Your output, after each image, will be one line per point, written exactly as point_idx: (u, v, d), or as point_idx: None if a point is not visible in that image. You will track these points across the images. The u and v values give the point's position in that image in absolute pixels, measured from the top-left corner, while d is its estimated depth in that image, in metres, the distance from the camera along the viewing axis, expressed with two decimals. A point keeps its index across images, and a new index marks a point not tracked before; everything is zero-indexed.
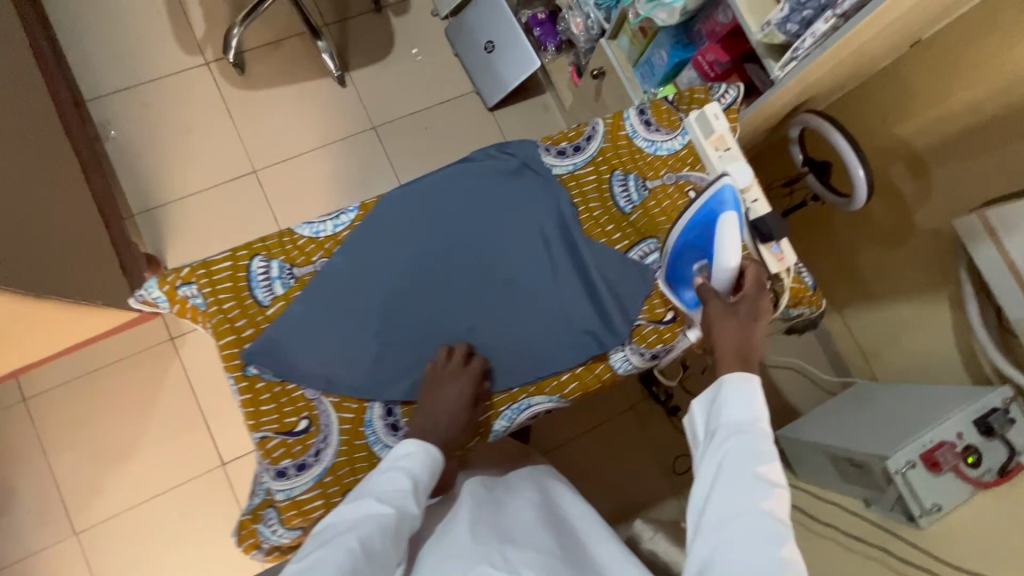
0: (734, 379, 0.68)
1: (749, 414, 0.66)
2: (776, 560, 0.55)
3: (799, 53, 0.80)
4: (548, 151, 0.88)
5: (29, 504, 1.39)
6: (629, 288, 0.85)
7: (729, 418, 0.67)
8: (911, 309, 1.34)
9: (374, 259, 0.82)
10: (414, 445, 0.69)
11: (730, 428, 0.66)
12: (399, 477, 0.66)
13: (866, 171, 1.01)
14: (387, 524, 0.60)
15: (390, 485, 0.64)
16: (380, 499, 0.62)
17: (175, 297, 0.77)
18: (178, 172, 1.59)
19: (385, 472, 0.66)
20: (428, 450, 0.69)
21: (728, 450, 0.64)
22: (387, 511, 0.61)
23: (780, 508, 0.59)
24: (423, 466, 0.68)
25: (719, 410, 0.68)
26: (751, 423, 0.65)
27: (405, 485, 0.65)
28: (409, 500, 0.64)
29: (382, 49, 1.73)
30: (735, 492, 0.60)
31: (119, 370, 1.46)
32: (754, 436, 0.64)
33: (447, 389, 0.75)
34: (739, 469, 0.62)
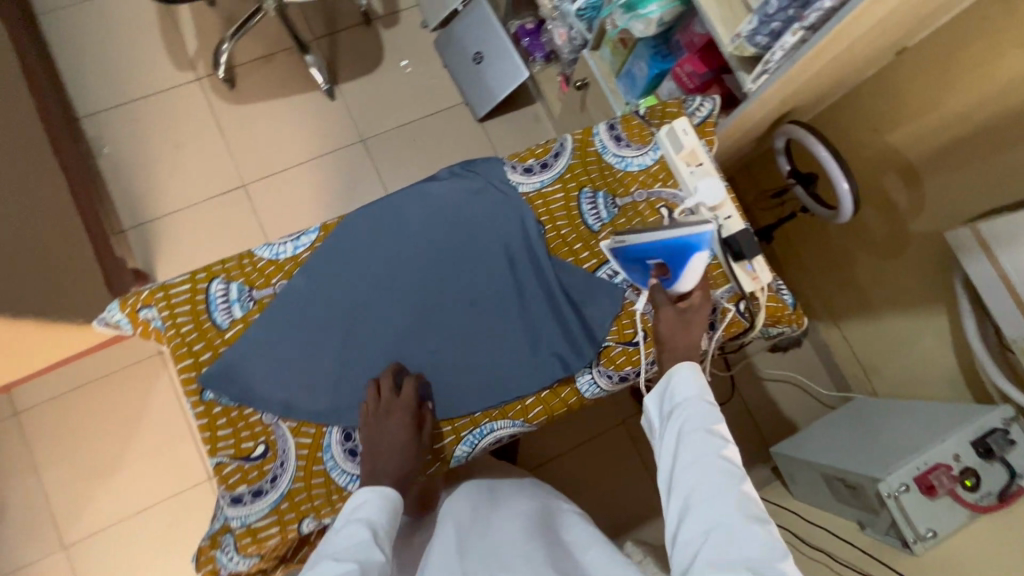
0: (683, 366, 0.72)
1: (699, 388, 0.70)
2: (739, 499, 0.60)
3: (770, 65, 0.78)
4: (514, 169, 0.86)
5: (18, 517, 1.40)
6: (598, 308, 0.81)
7: (682, 395, 0.71)
8: (908, 322, 1.30)
9: (333, 280, 0.80)
10: (366, 493, 0.68)
11: (683, 403, 0.70)
12: (357, 530, 0.64)
13: (851, 184, 0.98)
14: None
15: (351, 539, 0.63)
16: (341, 558, 0.60)
17: (137, 319, 0.78)
18: (168, 187, 1.60)
19: (343, 528, 0.64)
20: (384, 492, 0.68)
21: (684, 423, 0.68)
22: (353, 566, 0.59)
23: (733, 457, 0.65)
24: (381, 512, 0.67)
25: (671, 390, 0.72)
26: (702, 396, 0.70)
27: (367, 535, 0.63)
28: (371, 550, 0.62)
29: (371, 62, 1.74)
30: (694, 459, 0.64)
31: (108, 384, 1.47)
32: (706, 406, 0.69)
33: (387, 428, 0.73)
34: (695, 434, 0.66)
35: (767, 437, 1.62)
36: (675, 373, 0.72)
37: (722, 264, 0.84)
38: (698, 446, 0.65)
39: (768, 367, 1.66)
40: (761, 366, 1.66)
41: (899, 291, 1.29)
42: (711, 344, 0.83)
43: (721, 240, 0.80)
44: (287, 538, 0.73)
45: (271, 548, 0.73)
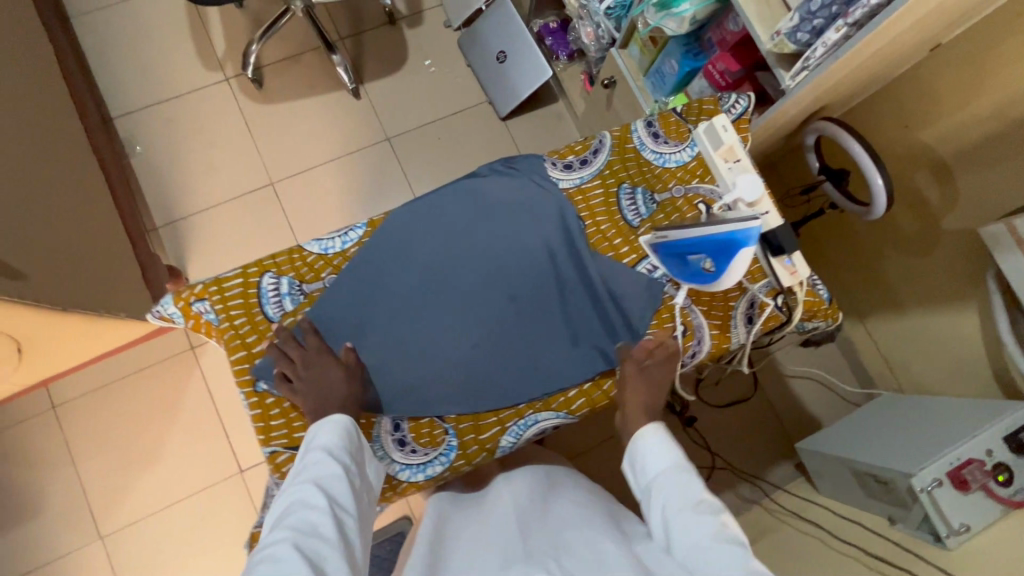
0: (642, 438, 0.74)
1: (667, 456, 0.72)
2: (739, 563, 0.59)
3: (811, 62, 0.78)
4: (554, 165, 0.88)
5: (57, 508, 1.43)
6: (637, 302, 0.83)
7: (655, 470, 0.72)
8: (937, 318, 1.30)
9: (380, 276, 0.82)
10: (317, 425, 0.72)
11: (657, 478, 0.71)
12: (315, 455, 0.69)
13: (885, 179, 0.98)
14: (314, 501, 0.65)
15: (309, 460, 0.69)
16: (302, 479, 0.67)
17: (189, 312, 0.80)
18: (199, 185, 1.63)
19: (303, 451, 0.70)
20: (333, 419, 0.72)
21: (666, 499, 0.68)
22: (311, 488, 0.65)
23: (727, 520, 0.64)
24: (335, 432, 0.71)
25: (642, 468, 0.73)
26: (673, 464, 0.71)
27: (323, 457, 0.68)
28: (330, 470, 0.68)
29: (396, 61, 1.76)
30: (686, 530, 0.64)
31: (143, 379, 1.50)
32: (679, 474, 0.70)
33: (319, 375, 0.75)
34: (679, 507, 0.66)
35: (791, 433, 1.63)
36: (639, 449, 0.74)
37: (760, 260, 0.84)
38: (684, 515, 0.65)
39: (792, 364, 1.65)
40: (784, 364, 1.66)
41: (928, 287, 1.30)
42: (750, 337, 0.84)
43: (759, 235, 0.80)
44: None
45: None
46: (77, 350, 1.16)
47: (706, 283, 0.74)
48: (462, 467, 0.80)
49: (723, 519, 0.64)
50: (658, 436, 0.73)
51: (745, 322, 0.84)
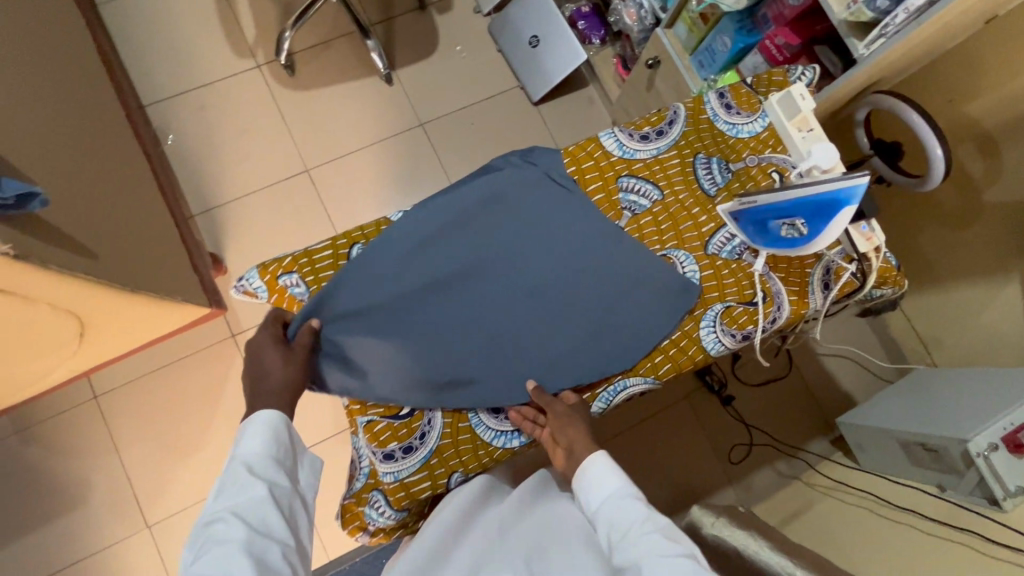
0: (583, 470, 0.69)
1: (613, 484, 0.67)
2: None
3: (889, 29, 0.80)
4: (630, 137, 0.86)
5: (103, 498, 1.42)
6: (718, 270, 0.84)
7: (600, 501, 0.67)
8: (977, 291, 1.33)
9: (420, 273, 0.79)
10: (239, 438, 0.67)
11: (605, 506, 0.66)
12: (237, 473, 0.64)
13: (945, 150, 0.99)
14: (229, 526, 0.59)
15: (227, 483, 0.63)
16: (216, 506, 0.61)
17: (275, 286, 0.79)
18: (233, 173, 1.62)
19: (224, 472, 0.65)
20: (261, 420, 0.67)
21: (614, 529, 0.64)
22: (224, 514, 0.60)
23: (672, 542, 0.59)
24: (258, 443, 0.66)
25: (586, 500, 0.68)
26: (620, 492, 0.66)
27: (243, 474, 0.63)
28: (250, 488, 0.62)
29: (427, 47, 1.75)
30: (636, 556, 0.59)
31: (185, 367, 1.49)
32: (626, 501, 0.65)
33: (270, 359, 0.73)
34: (624, 537, 0.62)
35: (827, 410, 1.65)
36: (581, 483, 0.69)
37: None
38: (634, 541, 0.61)
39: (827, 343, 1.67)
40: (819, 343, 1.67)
41: (971, 260, 1.32)
42: (827, 303, 0.85)
43: None
44: (437, 491, 0.77)
45: (420, 502, 0.78)
46: (132, 335, 1.16)
47: (793, 248, 0.76)
48: None
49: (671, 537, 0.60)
50: (601, 463, 0.69)
51: (821, 288, 0.86)
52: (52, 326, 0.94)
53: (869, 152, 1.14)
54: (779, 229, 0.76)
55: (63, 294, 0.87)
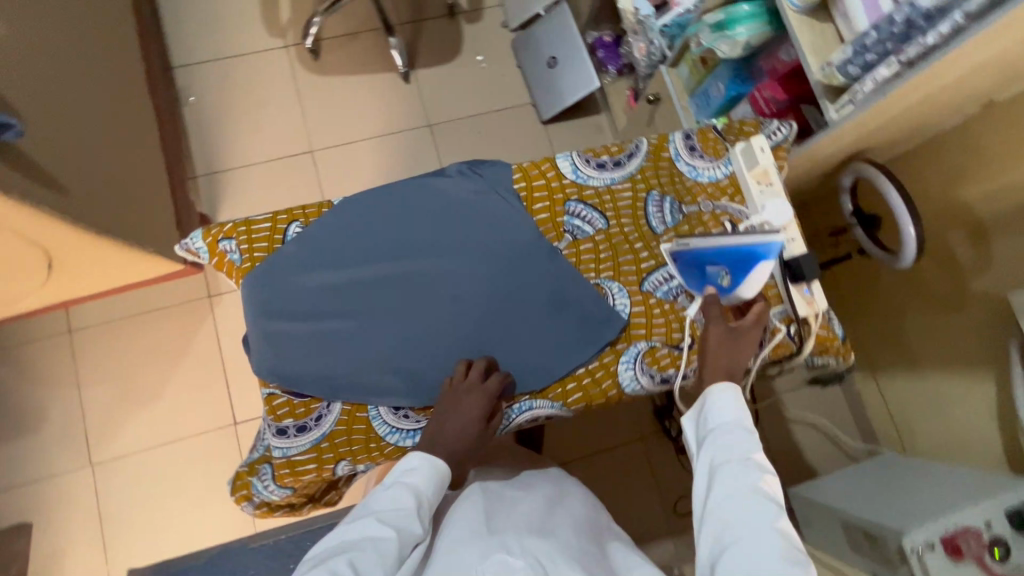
0: (722, 389, 0.71)
1: (735, 416, 0.70)
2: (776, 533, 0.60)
3: (858, 96, 0.80)
4: (587, 162, 0.87)
5: (54, 429, 1.45)
6: (649, 308, 0.83)
7: (715, 422, 0.71)
8: (945, 383, 1.27)
9: (341, 263, 0.81)
10: (423, 457, 0.69)
11: (715, 431, 0.70)
12: (404, 494, 0.65)
13: (918, 229, 0.97)
14: (385, 548, 0.60)
15: (394, 500, 0.65)
16: (381, 520, 0.62)
17: (216, 249, 0.81)
18: (242, 142, 1.68)
19: (392, 487, 0.66)
20: (436, 463, 0.69)
21: (717, 453, 0.68)
22: (386, 534, 0.61)
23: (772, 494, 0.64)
24: (428, 481, 0.67)
25: (707, 416, 0.71)
26: (737, 426, 0.69)
27: (410, 504, 0.65)
28: (411, 518, 0.64)
29: (450, 52, 1.80)
30: (733, 489, 0.64)
31: (156, 319, 1.52)
32: (740, 437, 0.68)
33: (463, 404, 0.73)
34: (732, 471, 0.65)
35: (786, 479, 1.58)
36: (709, 399, 0.72)
37: (778, 285, 0.84)
38: (732, 475, 0.65)
39: (796, 409, 1.61)
40: (789, 408, 1.61)
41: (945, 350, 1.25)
42: (757, 361, 0.84)
43: (782, 260, 0.82)
44: (322, 475, 0.76)
45: (305, 482, 0.77)
46: (98, 274, 1.22)
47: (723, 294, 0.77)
48: None
49: (769, 486, 0.65)
50: (734, 394, 0.71)
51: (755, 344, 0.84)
52: (13, 251, 0.98)
53: (851, 221, 1.10)
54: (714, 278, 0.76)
55: (24, 221, 0.91)
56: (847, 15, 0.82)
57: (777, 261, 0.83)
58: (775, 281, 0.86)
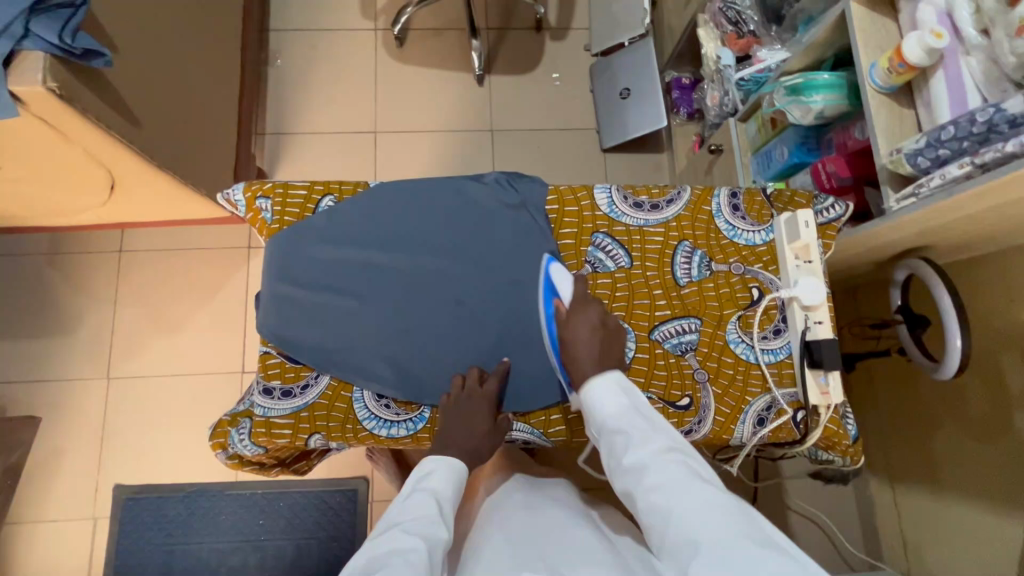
0: (595, 385, 0.69)
1: (618, 403, 0.67)
2: (707, 495, 0.57)
3: (922, 191, 0.75)
4: (624, 199, 0.86)
5: (84, 336, 1.55)
6: (654, 358, 0.81)
7: (602, 419, 0.67)
8: (969, 515, 1.16)
9: (360, 245, 0.83)
10: (435, 464, 0.71)
11: (609, 425, 0.66)
12: (425, 504, 0.65)
13: (965, 343, 0.90)
14: (416, 556, 0.57)
15: (416, 511, 0.64)
16: (405, 531, 0.60)
17: (252, 206, 0.85)
18: (313, 110, 1.75)
19: (410, 501, 0.66)
20: (449, 462, 0.71)
21: (614, 447, 0.64)
22: (415, 543, 0.58)
23: (687, 461, 0.61)
24: (446, 484, 0.69)
25: (596, 415, 0.67)
26: (625, 412, 0.66)
27: (431, 513, 0.64)
28: (436, 525, 0.62)
29: (528, 65, 1.82)
30: (642, 469, 0.60)
31: (197, 257, 1.60)
32: (630, 421, 0.65)
33: (469, 407, 0.75)
34: (641, 454, 0.62)
35: None
36: (589, 398, 0.69)
37: (795, 363, 0.80)
38: (635, 456, 0.62)
39: (799, 500, 1.52)
40: (791, 495, 1.52)
41: (975, 478, 1.14)
42: (753, 439, 0.80)
43: (803, 341, 0.78)
44: (294, 443, 0.78)
45: (277, 445, 0.78)
46: (155, 205, 1.30)
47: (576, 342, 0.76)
48: (424, 439, 0.80)
49: (683, 454, 0.62)
50: (606, 382, 0.68)
51: (754, 422, 0.80)
52: (81, 167, 1.05)
53: (896, 317, 1.03)
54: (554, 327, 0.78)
55: (95, 143, 0.98)
56: (931, 105, 0.79)
57: (799, 341, 0.79)
58: (792, 360, 0.81)
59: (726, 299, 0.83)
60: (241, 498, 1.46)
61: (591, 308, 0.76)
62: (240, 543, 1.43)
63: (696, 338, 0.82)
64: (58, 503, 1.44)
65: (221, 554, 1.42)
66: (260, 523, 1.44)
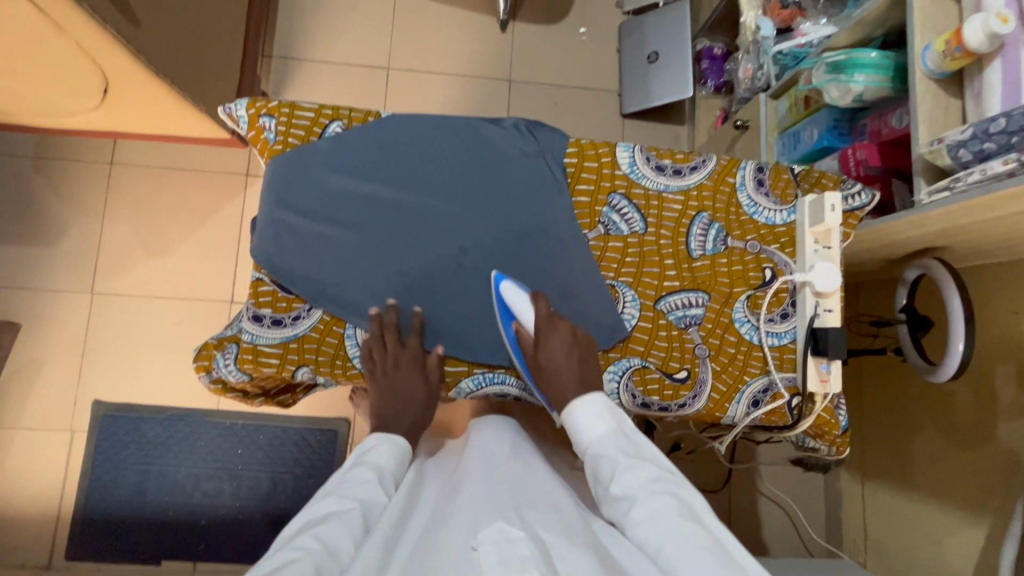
0: (578, 406, 0.66)
1: (603, 428, 0.64)
2: (696, 531, 0.55)
3: (957, 185, 0.71)
4: (646, 160, 0.82)
5: (70, 249, 1.50)
6: (655, 327, 0.79)
7: (587, 443, 0.65)
8: (935, 518, 1.18)
9: (369, 176, 0.79)
10: (374, 437, 0.72)
11: (593, 451, 0.63)
12: (365, 471, 0.65)
13: (967, 349, 0.89)
14: (352, 514, 0.58)
15: (359, 477, 0.64)
16: (344, 496, 0.61)
17: (255, 123, 0.80)
18: (325, 37, 1.65)
19: (355, 467, 0.66)
20: (392, 438, 0.72)
21: (601, 474, 0.62)
22: (353, 505, 0.59)
23: (676, 492, 0.58)
24: (386, 456, 0.69)
25: (579, 439, 0.65)
26: (610, 437, 0.64)
27: (372, 475, 0.65)
28: (376, 488, 0.63)
29: (555, 15, 1.73)
30: (632, 501, 0.58)
31: (191, 178, 1.54)
32: (614, 446, 0.63)
33: (398, 378, 0.75)
34: (628, 485, 0.59)
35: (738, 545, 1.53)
36: (572, 421, 0.66)
37: (798, 349, 0.79)
38: (625, 488, 0.59)
39: (771, 485, 1.54)
40: (763, 480, 1.55)
41: (947, 483, 1.16)
42: (745, 420, 0.79)
43: (810, 328, 0.77)
44: (281, 373, 0.76)
45: (263, 374, 0.77)
46: (150, 116, 1.24)
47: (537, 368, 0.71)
48: None
49: (672, 484, 0.59)
50: (592, 405, 0.65)
51: (749, 403, 0.79)
52: (72, 61, 0.98)
53: (900, 315, 1.02)
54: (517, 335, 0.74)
55: (89, 38, 0.91)
56: (981, 97, 0.75)
57: (805, 327, 0.78)
58: (795, 345, 0.80)
59: (737, 277, 0.81)
60: (220, 428, 1.46)
61: (559, 325, 0.72)
62: (216, 470, 1.44)
63: (702, 312, 0.80)
64: (35, 413, 1.43)
65: (197, 479, 1.43)
66: (237, 453, 1.45)
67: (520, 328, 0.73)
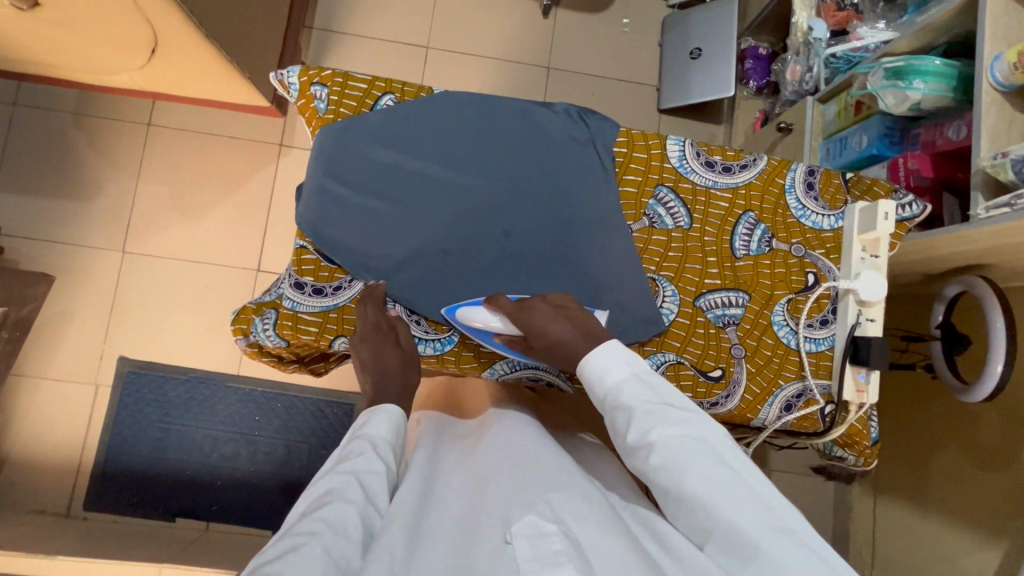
0: (590, 360, 0.65)
1: (620, 374, 0.63)
2: (717, 476, 0.55)
3: (1017, 203, 0.70)
4: (696, 155, 0.81)
5: (105, 206, 1.51)
6: (693, 324, 0.79)
7: (604, 391, 0.64)
8: (948, 537, 1.17)
9: (420, 151, 0.78)
10: (368, 415, 0.71)
11: (610, 398, 0.63)
12: (361, 446, 0.65)
13: (1006, 369, 0.87)
14: (350, 494, 0.59)
15: (357, 452, 0.64)
16: (345, 473, 0.61)
17: (306, 91, 0.80)
18: (367, 12, 1.64)
19: (355, 440, 0.66)
20: (387, 409, 0.71)
21: (618, 423, 0.62)
22: (352, 483, 0.60)
23: (696, 433, 0.58)
24: (385, 428, 0.69)
25: (595, 385, 0.64)
26: (627, 382, 0.63)
27: (368, 448, 0.65)
28: (372, 459, 0.64)
29: (599, 4, 1.71)
30: (649, 448, 0.58)
31: (227, 144, 1.55)
32: (632, 392, 0.62)
33: (378, 352, 0.74)
34: (646, 432, 0.59)
35: None
36: (589, 368, 0.65)
37: (837, 357, 0.78)
38: (642, 434, 0.59)
39: None
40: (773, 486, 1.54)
41: (965, 504, 1.15)
42: (776, 423, 0.79)
43: (851, 337, 0.76)
44: (318, 342, 0.77)
45: (301, 342, 0.78)
46: (193, 79, 1.24)
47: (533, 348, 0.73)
48: (449, 362, 0.80)
49: (691, 426, 0.59)
50: (606, 351, 0.64)
51: (782, 407, 0.79)
52: (124, 19, 0.99)
53: (935, 331, 1.00)
54: (503, 339, 0.75)
55: None
56: None
57: (845, 335, 0.77)
58: (832, 353, 0.79)
59: (779, 280, 0.80)
60: (240, 393, 1.48)
61: (533, 302, 0.72)
62: (234, 434, 1.46)
63: (741, 313, 0.80)
64: (62, 365, 1.46)
65: (215, 441, 1.46)
66: (255, 419, 1.47)
67: (503, 336, 0.75)
